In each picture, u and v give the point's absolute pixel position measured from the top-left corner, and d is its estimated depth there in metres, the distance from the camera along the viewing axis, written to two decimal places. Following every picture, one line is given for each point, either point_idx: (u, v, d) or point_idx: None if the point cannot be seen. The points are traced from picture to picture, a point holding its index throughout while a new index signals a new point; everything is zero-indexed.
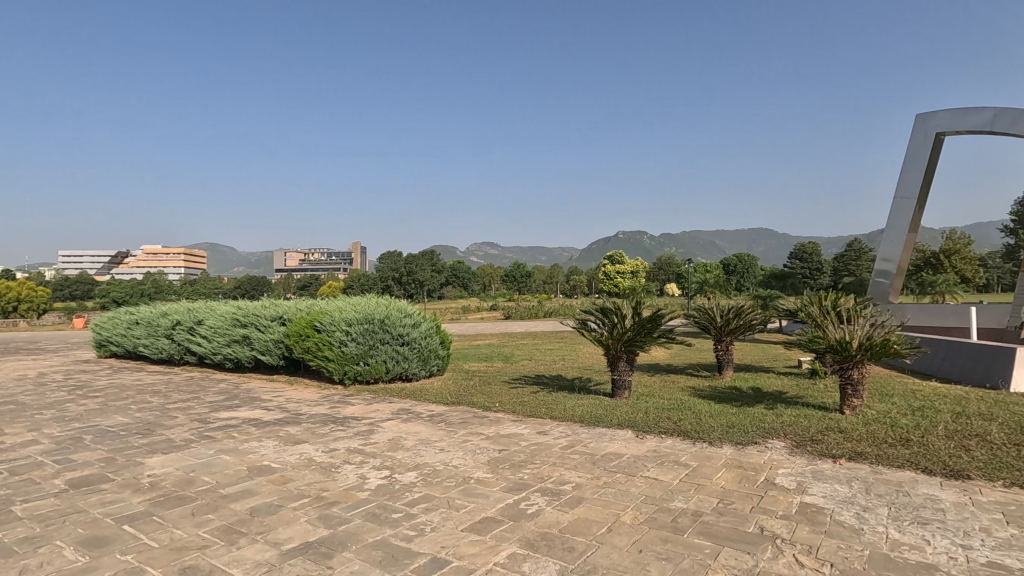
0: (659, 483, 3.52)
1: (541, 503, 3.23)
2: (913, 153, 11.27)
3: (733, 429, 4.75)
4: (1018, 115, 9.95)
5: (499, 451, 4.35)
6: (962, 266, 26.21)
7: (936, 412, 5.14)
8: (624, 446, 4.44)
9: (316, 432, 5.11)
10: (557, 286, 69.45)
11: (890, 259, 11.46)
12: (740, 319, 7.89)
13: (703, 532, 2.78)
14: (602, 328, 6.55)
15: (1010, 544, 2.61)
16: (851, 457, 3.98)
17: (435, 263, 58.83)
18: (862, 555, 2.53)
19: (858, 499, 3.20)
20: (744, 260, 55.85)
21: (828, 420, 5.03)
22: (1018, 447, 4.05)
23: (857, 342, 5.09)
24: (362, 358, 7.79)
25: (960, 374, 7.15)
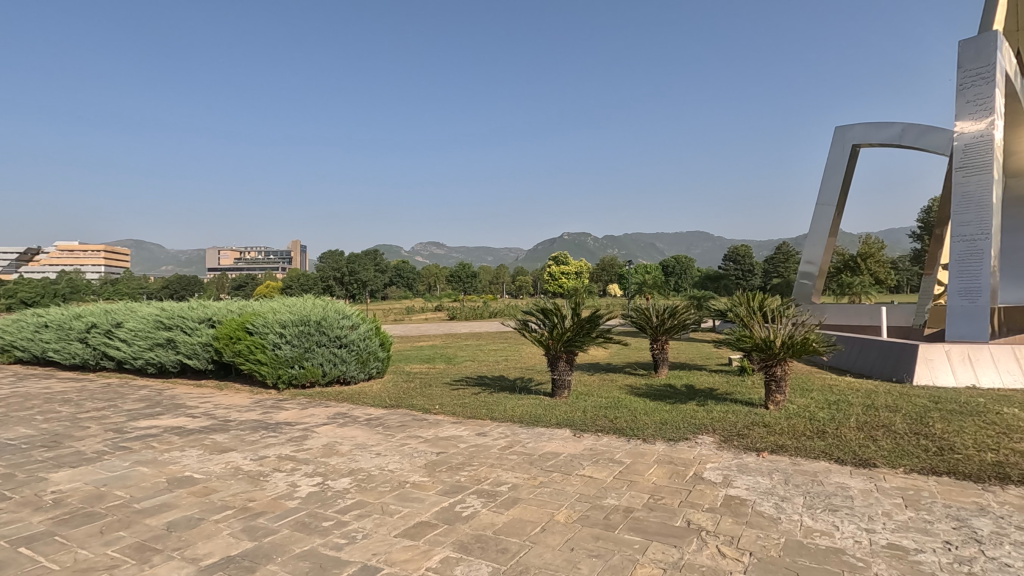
0: (593, 481, 3.59)
1: (477, 505, 3.23)
2: (833, 162, 12.01)
3: (666, 426, 4.91)
4: (923, 130, 10.94)
5: (437, 454, 4.31)
6: (877, 270, 28.19)
7: (849, 406, 5.52)
8: (562, 445, 4.50)
9: (246, 439, 4.88)
10: (502, 286, 69.81)
11: (812, 261, 12.22)
12: (675, 319, 8.17)
13: (633, 528, 2.86)
14: (543, 328, 6.63)
15: (907, 526, 2.84)
16: (773, 450, 4.20)
17: (378, 263, 57.70)
18: (778, 543, 2.67)
19: (778, 490, 3.38)
20: (682, 262, 58.03)
21: (754, 415, 5.30)
22: (918, 436, 4.41)
23: (781, 341, 5.39)
24: (297, 362, 7.53)
25: (871, 369, 7.70)
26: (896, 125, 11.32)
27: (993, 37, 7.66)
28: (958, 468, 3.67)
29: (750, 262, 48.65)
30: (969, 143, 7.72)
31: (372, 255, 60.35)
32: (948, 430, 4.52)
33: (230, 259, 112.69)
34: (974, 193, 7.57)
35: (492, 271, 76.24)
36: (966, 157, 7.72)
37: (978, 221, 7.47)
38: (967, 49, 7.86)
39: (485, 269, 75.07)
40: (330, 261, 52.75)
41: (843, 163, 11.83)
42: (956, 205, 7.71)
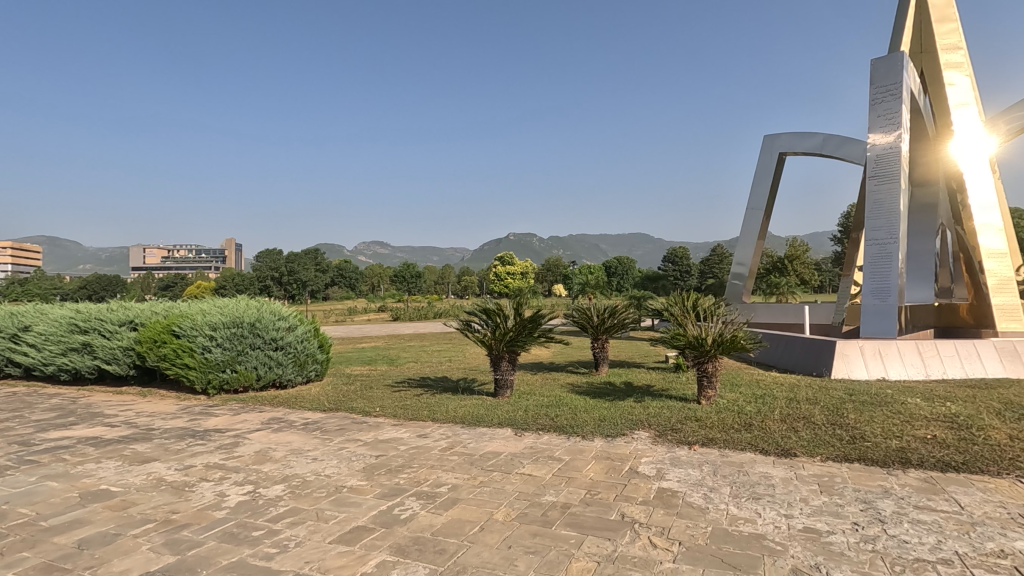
0: (532, 479, 3.64)
1: (416, 507, 3.20)
2: (762, 169, 12.68)
3: (604, 423, 5.04)
4: (842, 140, 11.75)
5: (376, 457, 4.24)
6: (802, 270, 29.96)
7: (774, 399, 5.86)
8: (503, 444, 4.53)
9: (170, 448, 4.62)
10: (448, 286, 69.43)
11: (743, 263, 12.87)
12: (614, 318, 8.39)
13: (570, 523, 2.92)
14: (485, 328, 6.65)
15: (821, 510, 3.04)
16: (703, 443, 4.40)
17: (319, 263, 56.03)
18: (705, 532, 2.80)
19: (707, 481, 3.55)
20: (624, 262, 59.60)
21: (687, 410, 5.52)
22: (834, 426, 4.74)
23: (712, 338, 5.67)
24: (229, 365, 7.20)
25: (795, 365, 8.20)
26: (818, 136, 12.06)
27: (899, 58, 8.34)
28: (868, 455, 3.97)
29: (687, 263, 50.40)
30: (881, 153, 8.36)
31: (313, 253, 58.55)
32: (860, 420, 4.88)
33: (157, 258, 106.15)
34: (885, 200, 8.19)
35: (437, 271, 75.62)
36: (878, 167, 8.35)
37: (888, 226, 8.11)
38: (878, 68, 8.51)
39: (430, 269, 74.33)
40: (268, 259, 50.70)
41: (771, 170, 12.52)
42: (869, 211, 8.32)
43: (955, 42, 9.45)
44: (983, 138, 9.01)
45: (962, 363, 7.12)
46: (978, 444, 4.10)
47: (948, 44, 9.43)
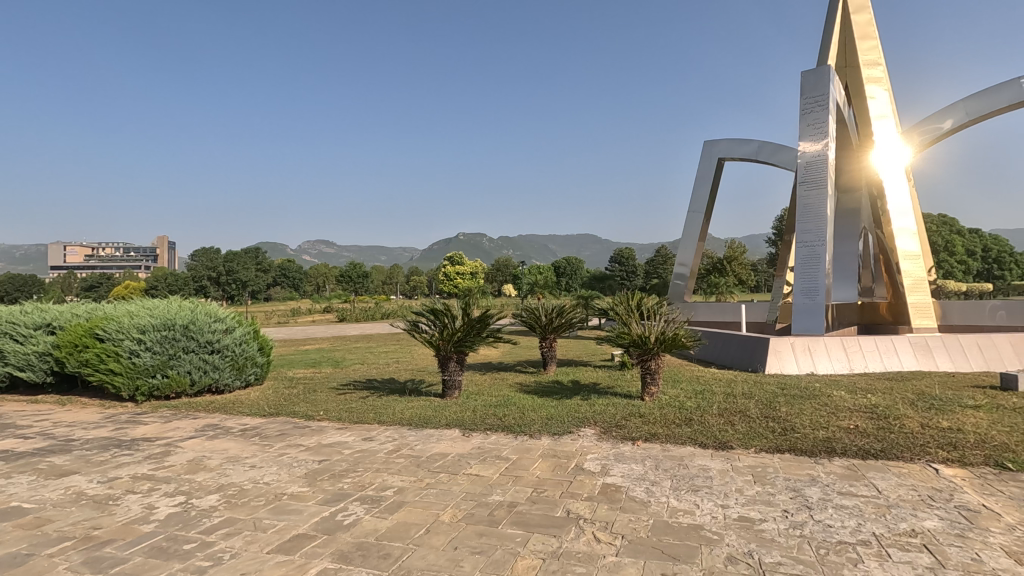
0: (479, 479, 3.64)
1: (360, 512, 3.12)
2: (702, 174, 13.17)
3: (551, 421, 5.10)
4: (775, 147, 12.37)
5: (318, 462, 4.12)
6: (739, 271, 31.37)
7: (713, 394, 6.10)
8: (450, 445, 4.50)
9: (93, 460, 4.32)
10: (396, 286, 68.39)
11: (685, 263, 13.33)
12: (562, 318, 8.50)
13: (516, 522, 2.94)
14: (433, 329, 6.58)
15: (754, 499, 3.20)
16: (646, 438, 4.53)
17: (260, 262, 53.94)
18: (647, 525, 2.88)
19: (649, 475, 3.65)
20: (572, 263, 60.52)
21: (632, 406, 5.66)
22: (767, 419, 4.97)
23: (654, 336, 5.85)
24: (160, 370, 6.81)
25: (732, 361, 8.56)
26: (753, 142, 12.63)
27: (826, 71, 8.86)
28: (797, 445, 4.20)
29: (633, 263, 51.59)
30: (810, 160, 8.85)
31: (253, 252, 56.27)
32: (791, 412, 5.15)
33: (79, 257, 99.05)
34: (814, 205, 8.69)
35: (385, 270, 74.30)
36: (808, 173, 8.84)
37: (816, 229, 8.59)
38: (808, 79, 9.01)
39: (378, 269, 72.94)
40: (204, 258, 48.33)
41: (710, 175, 13.03)
42: (800, 214, 8.80)
43: (875, 58, 10.07)
44: (899, 148, 9.69)
45: (881, 357, 7.64)
46: (894, 432, 4.41)
47: (869, 60, 10.04)
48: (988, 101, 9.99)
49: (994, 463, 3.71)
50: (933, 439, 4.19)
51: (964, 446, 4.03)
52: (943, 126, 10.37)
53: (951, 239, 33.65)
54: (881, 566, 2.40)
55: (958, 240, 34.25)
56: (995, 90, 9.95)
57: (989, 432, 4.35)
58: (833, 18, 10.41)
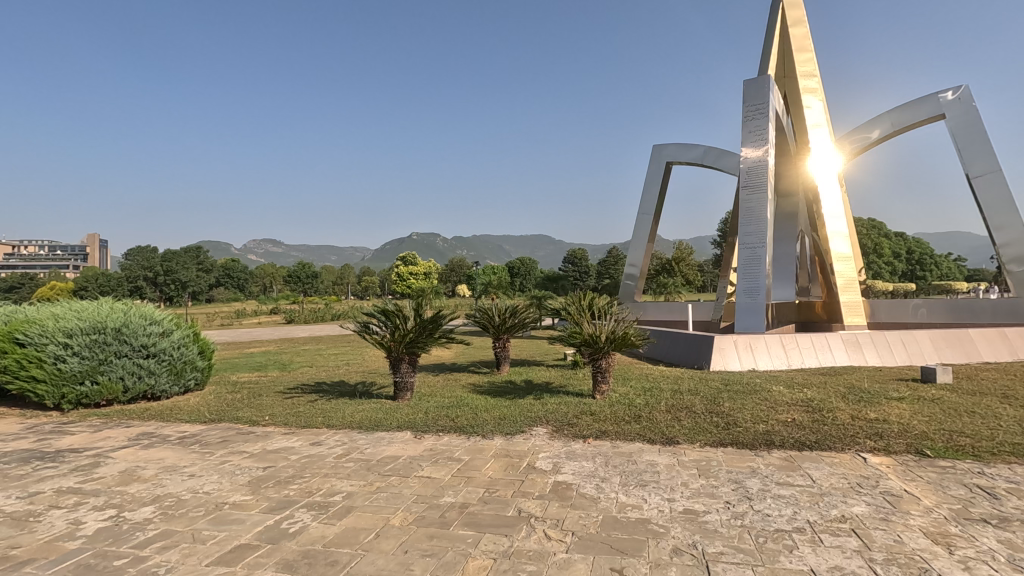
0: (431, 481, 3.61)
1: (306, 519, 3.04)
2: (651, 177, 13.53)
3: (504, 421, 5.11)
4: (720, 152, 12.85)
5: (263, 469, 3.97)
6: (687, 271, 32.39)
7: (661, 391, 6.27)
8: (401, 448, 4.44)
9: (11, 474, 4.00)
10: (347, 287, 66.86)
11: (635, 264, 13.65)
12: (515, 318, 8.53)
13: (468, 523, 2.93)
14: (384, 330, 6.46)
15: (698, 492, 3.31)
16: (597, 436, 4.61)
17: (201, 262, 51.53)
18: (596, 521, 2.93)
19: (599, 472, 3.72)
20: (526, 263, 60.83)
21: (583, 405, 5.75)
22: (711, 414, 5.16)
23: (605, 335, 5.96)
24: (88, 377, 6.40)
25: (679, 359, 8.82)
26: (700, 147, 13.06)
27: (767, 81, 9.27)
28: (739, 439, 4.37)
29: (586, 264, 52.35)
30: (752, 166, 9.23)
31: (194, 252, 53.73)
32: (733, 407, 5.36)
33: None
34: (755, 208, 9.07)
35: (335, 270, 72.50)
36: (750, 178, 9.22)
37: (757, 232, 8.97)
38: (749, 88, 9.41)
39: (327, 269, 71.09)
40: (140, 257, 45.74)
41: (659, 178, 13.41)
42: (742, 217, 9.17)
43: (810, 70, 10.63)
44: (833, 155, 10.25)
45: (816, 354, 8.06)
46: (827, 424, 4.67)
47: (805, 71, 10.59)
48: (911, 112, 10.69)
49: (914, 450, 3.98)
50: (862, 430, 4.46)
51: (889, 435, 4.31)
52: (871, 136, 11.11)
53: (879, 242, 35.91)
54: (814, 551, 2.53)
55: (885, 243, 36.57)
56: (917, 102, 10.65)
57: (910, 422, 4.67)
58: (773, 30, 10.90)
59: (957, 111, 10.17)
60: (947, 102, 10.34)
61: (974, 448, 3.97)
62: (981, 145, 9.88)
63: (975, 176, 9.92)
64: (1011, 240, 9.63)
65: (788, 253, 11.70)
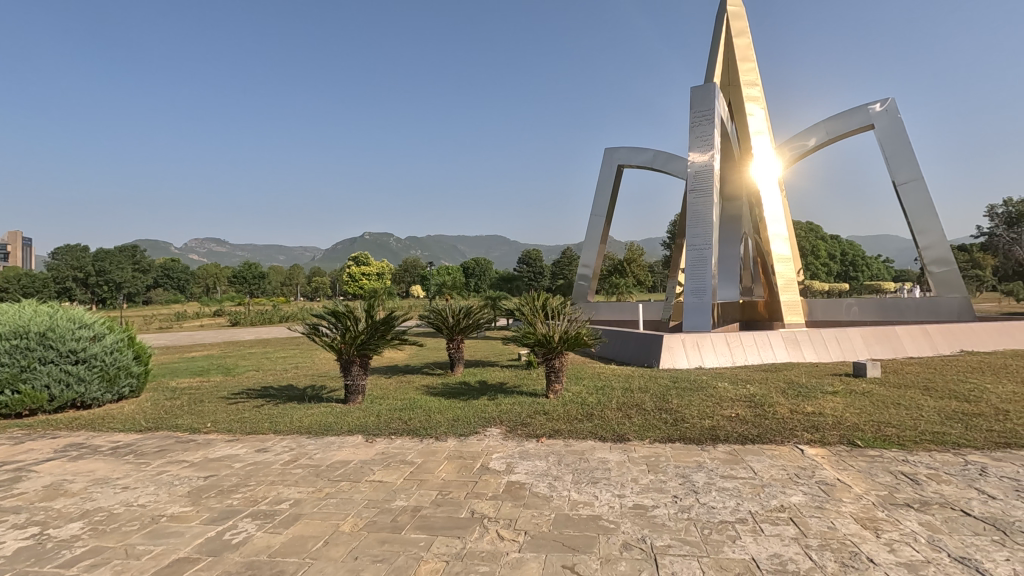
0: (383, 485, 3.55)
1: (251, 529, 2.92)
2: (603, 179, 13.78)
3: (457, 422, 5.08)
4: (669, 156, 13.22)
5: (204, 478, 3.80)
6: (638, 272, 33.14)
7: (612, 390, 6.39)
8: (352, 452, 4.35)
9: None
10: (296, 287, 64.89)
11: (587, 265, 13.87)
12: (469, 319, 8.50)
13: (420, 526, 2.90)
14: (334, 332, 6.30)
15: (647, 487, 3.40)
16: (550, 435, 4.65)
17: (138, 262, 48.84)
18: (549, 519, 2.96)
19: (552, 470, 3.76)
20: (480, 264, 60.70)
21: (536, 404, 5.80)
22: (660, 411, 5.31)
23: (558, 335, 6.03)
24: (9, 385, 5.97)
25: (630, 357, 9.01)
26: (649, 151, 13.36)
27: (712, 88, 9.62)
28: (686, 434, 4.51)
29: (540, 265, 52.71)
30: (699, 170, 9.55)
31: (130, 251, 50.85)
32: (681, 404, 5.53)
33: None
34: (702, 211, 9.39)
35: (283, 271, 70.23)
36: (697, 181, 9.54)
37: (704, 234, 9.28)
38: (696, 95, 9.74)
39: (275, 269, 68.78)
40: (69, 256, 42.92)
41: (611, 180, 13.67)
42: (690, 220, 9.46)
43: (753, 79, 11.09)
44: (774, 161, 10.72)
45: (759, 351, 8.42)
46: (768, 418, 4.88)
47: (748, 80, 11.03)
48: (843, 122, 11.33)
49: (846, 441, 4.22)
50: (799, 423, 4.69)
51: (824, 428, 4.55)
52: (808, 144, 11.71)
53: (816, 245, 37.85)
54: (755, 540, 2.64)
55: (821, 246, 38.61)
56: (849, 113, 11.30)
57: (843, 414, 4.95)
58: (718, 39, 11.30)
59: (884, 122, 10.85)
60: (876, 113, 11.01)
61: (899, 437, 4.25)
62: (905, 154, 10.58)
63: (901, 183, 10.61)
64: (932, 243, 10.37)
65: (732, 255, 12.19)
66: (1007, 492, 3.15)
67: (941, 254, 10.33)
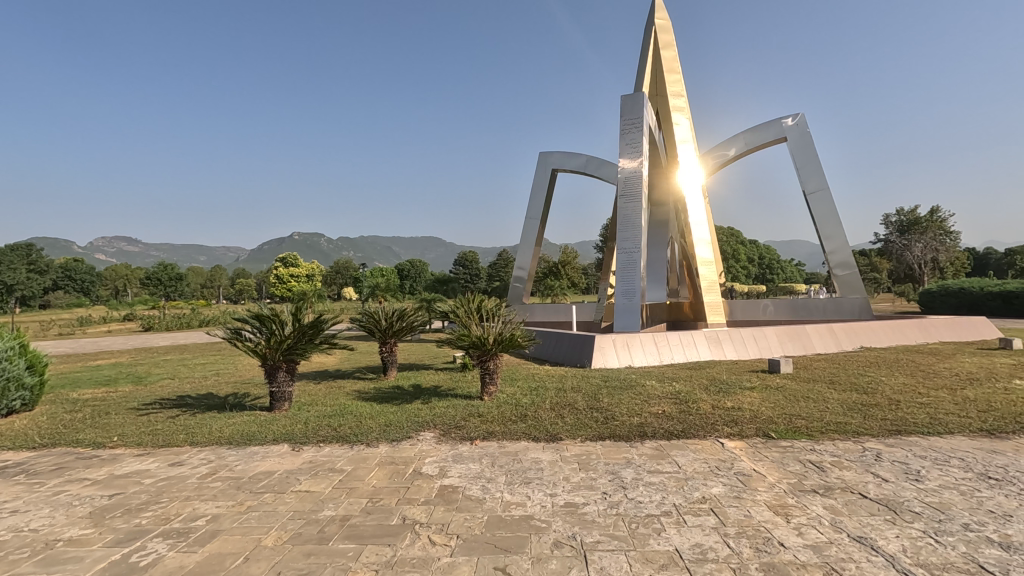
0: (309, 495, 3.41)
1: (162, 549, 2.72)
2: (538, 183, 13.97)
3: (390, 427, 4.98)
4: (600, 162, 13.59)
5: (109, 497, 3.50)
6: (572, 274, 33.78)
7: (546, 390, 6.48)
8: (277, 462, 4.16)
9: None
10: (218, 289, 61.31)
11: (523, 267, 14.00)
12: (403, 321, 8.36)
13: (349, 536, 2.81)
14: (258, 337, 6.01)
15: (578, 485, 3.47)
16: (484, 437, 4.65)
17: (33, 261, 44.40)
18: (481, 521, 2.96)
19: (485, 472, 3.76)
20: (415, 265, 59.72)
21: (470, 407, 5.78)
22: (592, 409, 5.44)
23: (492, 337, 6.04)
24: None
25: (563, 358, 9.17)
26: (582, 156, 13.67)
27: (641, 97, 9.98)
28: (616, 432, 4.65)
29: (476, 266, 52.61)
30: (629, 176, 9.88)
31: (24, 250, 46.17)
32: (612, 403, 5.69)
33: None
34: (631, 216, 9.71)
35: (204, 272, 66.19)
36: (627, 187, 9.86)
37: (633, 238, 9.61)
38: (626, 103, 10.08)
39: (194, 270, 64.72)
40: None
41: (545, 184, 13.88)
42: (620, 224, 9.77)
43: (679, 90, 11.61)
44: (698, 169, 11.27)
45: (684, 350, 8.81)
46: (692, 414, 5.12)
47: (675, 91, 11.53)
48: (760, 134, 12.09)
49: (762, 433, 4.50)
50: (720, 418, 4.94)
51: (741, 421, 4.83)
52: (728, 153, 12.39)
53: (736, 249, 40.13)
54: (678, 531, 2.76)
55: (741, 250, 40.96)
56: (764, 126, 12.07)
57: (759, 408, 5.27)
58: (647, 51, 11.74)
59: (794, 135, 11.68)
60: (787, 127, 11.83)
61: (808, 428, 4.58)
62: (813, 166, 11.44)
63: (810, 191, 11.45)
64: (837, 247, 11.27)
65: (660, 258, 12.72)
66: (898, 475, 3.48)
67: (844, 258, 11.25)
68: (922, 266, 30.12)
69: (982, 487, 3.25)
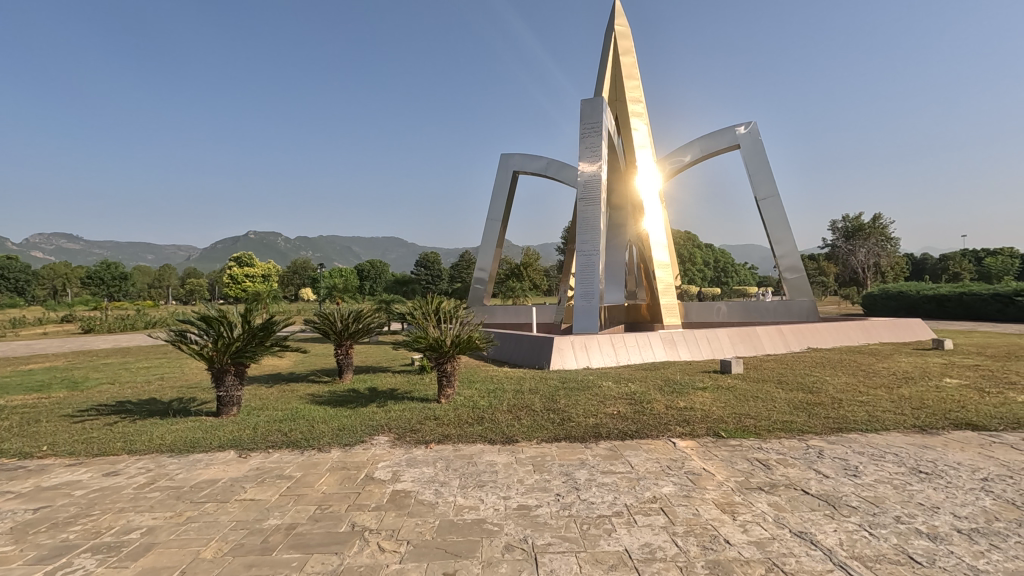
0: (254, 504, 3.29)
1: (90, 565, 2.57)
2: (499, 184, 13.97)
3: (342, 432, 4.85)
4: (561, 165, 13.68)
5: (35, 511, 3.28)
6: (533, 276, 33.95)
7: (504, 392, 6.46)
8: (222, 469, 4.00)
9: None
10: (167, 290, 58.80)
11: (484, 268, 13.96)
12: (359, 323, 8.18)
13: (294, 545, 2.72)
14: (204, 339, 5.76)
15: (532, 487, 3.46)
16: (439, 440, 4.60)
17: None
18: (432, 526, 2.91)
19: (439, 476, 3.71)
20: (376, 266, 58.73)
21: (427, 409, 5.72)
22: (549, 411, 5.46)
23: (449, 339, 5.97)
24: None
25: (523, 359, 9.17)
26: (543, 158, 13.74)
27: (600, 102, 10.11)
28: (571, 433, 4.68)
29: (438, 267, 52.33)
30: (588, 179, 9.98)
31: None
32: (568, 404, 5.73)
33: None
34: (591, 219, 9.81)
35: (151, 271, 63.38)
36: (586, 190, 9.96)
37: (592, 241, 9.70)
38: (585, 107, 10.19)
39: (141, 270, 61.92)
40: None
41: (506, 186, 13.88)
42: (580, 228, 9.85)
43: (637, 96, 11.83)
44: (656, 174, 11.49)
45: (640, 351, 8.98)
46: (645, 414, 5.21)
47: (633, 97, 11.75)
48: (714, 141, 12.44)
49: (712, 432, 4.61)
50: (673, 418, 5.04)
51: (693, 421, 4.94)
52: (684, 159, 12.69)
53: (693, 253, 41.20)
54: (629, 531, 2.79)
55: (698, 253, 42.09)
56: (718, 133, 12.42)
57: (710, 408, 5.41)
58: (606, 56, 11.90)
59: (747, 143, 12.06)
60: (740, 135, 12.21)
61: (756, 427, 4.71)
62: (765, 173, 11.85)
63: (762, 197, 11.85)
64: (786, 252, 11.71)
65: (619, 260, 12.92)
66: (837, 471, 3.63)
67: (793, 262, 11.70)
68: (866, 270, 31.65)
69: (913, 480, 3.42)
